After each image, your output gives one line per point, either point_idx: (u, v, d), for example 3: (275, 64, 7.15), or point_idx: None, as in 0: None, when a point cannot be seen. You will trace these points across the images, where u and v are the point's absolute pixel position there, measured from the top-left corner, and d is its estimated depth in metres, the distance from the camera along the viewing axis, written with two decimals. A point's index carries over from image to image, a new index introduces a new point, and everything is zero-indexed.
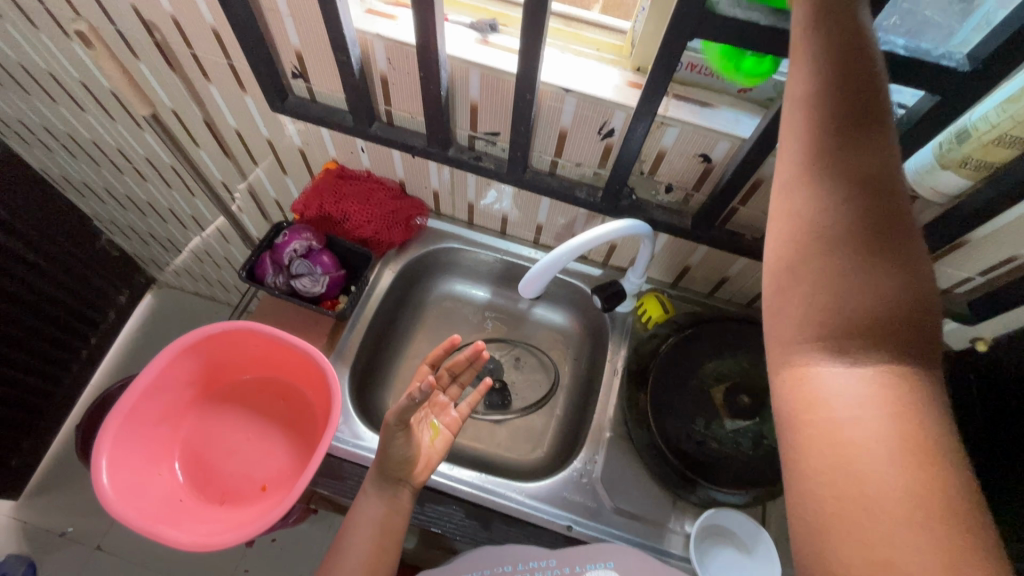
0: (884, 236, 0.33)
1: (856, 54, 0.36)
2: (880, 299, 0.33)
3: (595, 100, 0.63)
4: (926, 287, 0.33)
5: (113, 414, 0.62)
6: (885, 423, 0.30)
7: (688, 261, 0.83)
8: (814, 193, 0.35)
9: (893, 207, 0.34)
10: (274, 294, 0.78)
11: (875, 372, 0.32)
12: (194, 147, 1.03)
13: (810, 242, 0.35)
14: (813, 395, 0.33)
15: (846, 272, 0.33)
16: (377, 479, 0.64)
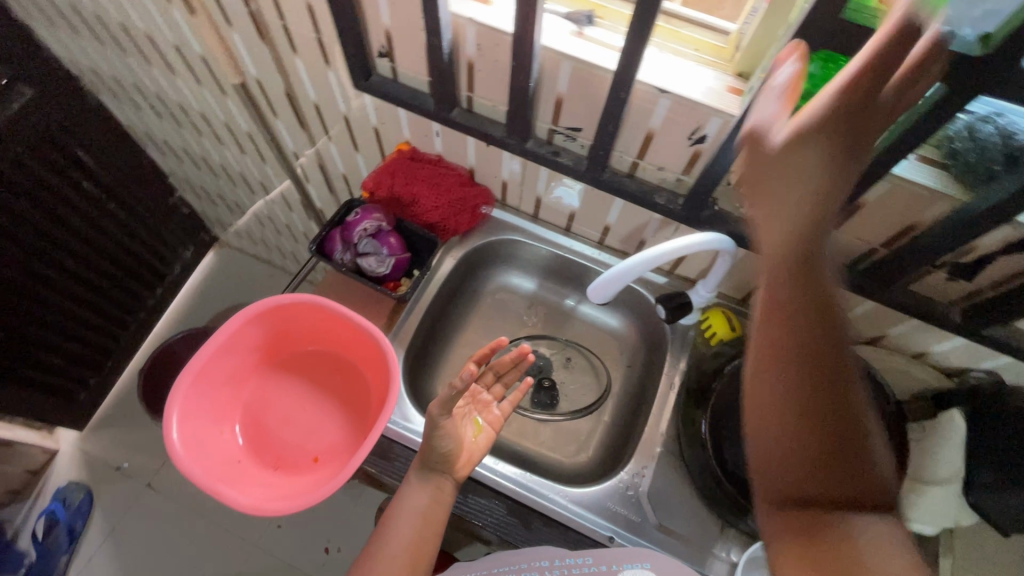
0: (828, 409, 0.45)
1: (811, 262, 0.45)
2: (831, 450, 0.45)
3: (690, 104, 0.60)
4: (863, 443, 0.45)
5: (185, 373, 0.65)
6: (850, 541, 0.42)
7: (762, 280, 0.80)
8: (778, 382, 0.46)
9: (836, 380, 0.46)
10: (340, 270, 0.80)
11: (830, 504, 0.44)
12: (272, 117, 1.05)
13: (774, 416, 0.46)
14: (794, 526, 0.45)
15: (805, 438, 0.45)
16: (421, 470, 0.66)
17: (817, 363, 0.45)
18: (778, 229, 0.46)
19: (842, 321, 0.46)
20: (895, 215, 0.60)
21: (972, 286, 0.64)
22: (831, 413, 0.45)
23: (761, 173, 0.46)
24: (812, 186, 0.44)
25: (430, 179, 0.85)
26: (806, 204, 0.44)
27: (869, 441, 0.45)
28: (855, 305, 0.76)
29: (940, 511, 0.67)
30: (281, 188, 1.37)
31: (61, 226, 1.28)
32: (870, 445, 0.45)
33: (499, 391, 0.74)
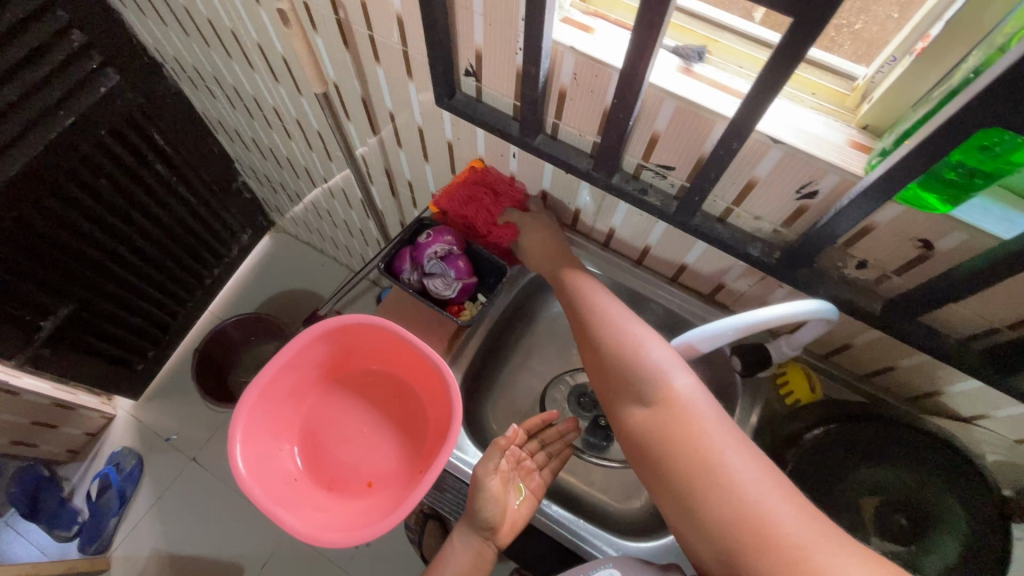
0: (605, 340, 0.65)
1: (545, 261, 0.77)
2: (619, 363, 0.63)
3: (806, 158, 0.54)
4: (635, 347, 0.63)
5: (250, 390, 0.64)
6: (667, 412, 0.57)
7: (851, 340, 0.74)
8: (581, 347, 0.68)
9: (602, 322, 0.67)
10: (405, 290, 0.79)
11: (641, 397, 0.59)
12: (345, 119, 1.05)
13: (591, 371, 0.66)
14: (638, 429, 0.58)
15: (606, 371, 0.64)
16: (465, 535, 0.67)
17: (581, 322, 0.69)
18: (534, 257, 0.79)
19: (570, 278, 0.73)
20: None
21: None
22: (596, 343, 0.66)
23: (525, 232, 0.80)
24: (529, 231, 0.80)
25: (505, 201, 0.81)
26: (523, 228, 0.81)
27: (640, 343, 0.63)
28: (958, 382, 0.68)
29: None
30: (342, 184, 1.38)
31: (133, 204, 1.32)
32: (640, 344, 0.63)
33: (543, 459, 0.73)
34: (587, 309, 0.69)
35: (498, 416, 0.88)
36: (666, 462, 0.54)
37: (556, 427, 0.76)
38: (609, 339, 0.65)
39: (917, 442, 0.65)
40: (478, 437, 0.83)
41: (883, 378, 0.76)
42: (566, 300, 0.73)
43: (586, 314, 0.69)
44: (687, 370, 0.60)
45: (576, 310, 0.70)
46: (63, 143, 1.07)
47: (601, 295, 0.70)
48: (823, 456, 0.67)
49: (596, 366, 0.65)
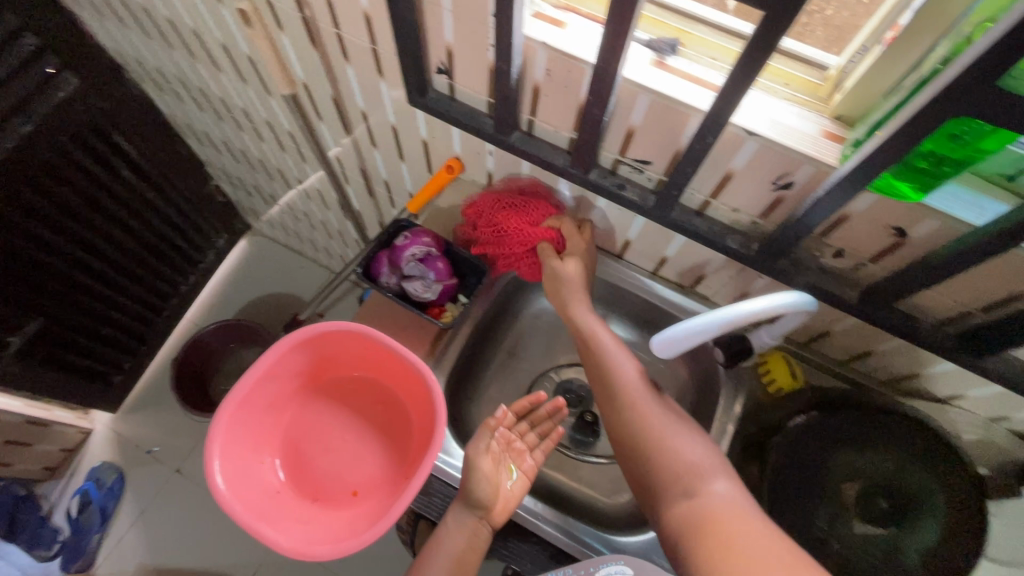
0: (650, 428, 0.65)
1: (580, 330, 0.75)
2: (666, 453, 0.62)
3: (781, 150, 0.54)
4: (676, 437, 0.63)
5: (227, 405, 0.63)
6: (706, 503, 0.56)
7: (830, 328, 0.75)
8: (619, 425, 0.67)
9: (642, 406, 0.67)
10: (384, 294, 0.77)
11: (681, 487, 0.59)
12: (316, 120, 1.02)
13: (630, 453, 0.65)
14: (683, 517, 0.57)
15: (648, 455, 0.63)
16: (461, 515, 0.66)
17: (618, 402, 0.68)
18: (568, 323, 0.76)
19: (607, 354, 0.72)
20: (1005, 282, 0.54)
21: None
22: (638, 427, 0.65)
23: (557, 291, 0.77)
24: (562, 291, 0.76)
25: (533, 219, 0.75)
26: (556, 283, 0.76)
27: (683, 436, 0.63)
28: (934, 365, 0.70)
29: None
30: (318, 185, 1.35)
31: (100, 212, 1.27)
32: (682, 436, 0.63)
33: (534, 440, 0.73)
34: (627, 391, 0.68)
35: (484, 416, 0.87)
36: (699, 551, 0.53)
37: (544, 407, 0.75)
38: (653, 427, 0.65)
39: (894, 425, 0.66)
40: (465, 438, 0.83)
41: (862, 363, 0.77)
42: (597, 372, 0.71)
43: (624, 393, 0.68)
44: (727, 474, 0.59)
45: (613, 389, 0.69)
46: (20, 152, 1.02)
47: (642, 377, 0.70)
48: (806, 442, 0.67)
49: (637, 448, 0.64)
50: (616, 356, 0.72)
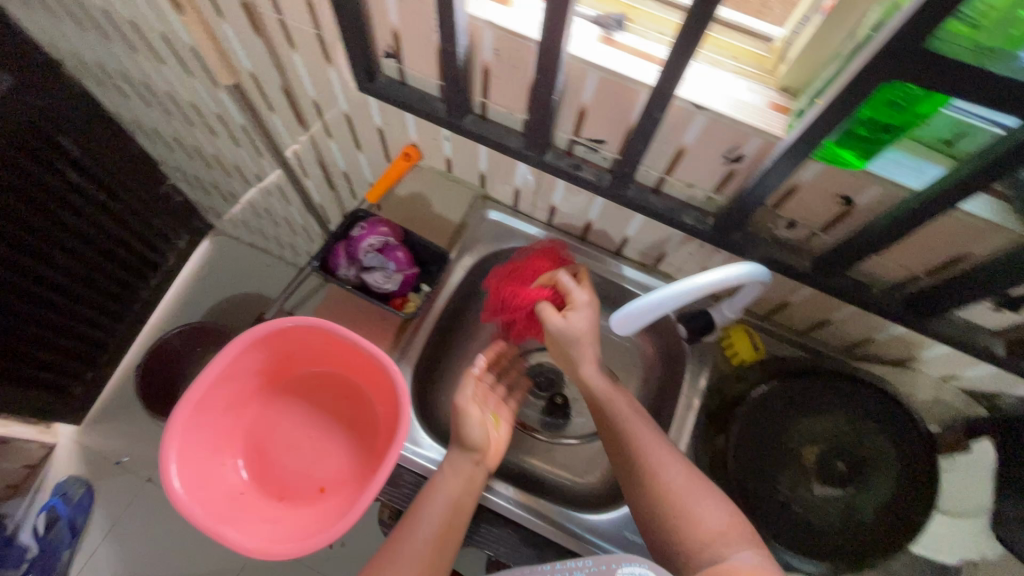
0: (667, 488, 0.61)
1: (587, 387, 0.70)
2: (687, 517, 0.59)
3: (729, 122, 0.55)
4: (696, 498, 0.60)
5: (181, 408, 0.61)
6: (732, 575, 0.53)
7: (788, 299, 0.76)
8: (634, 488, 0.63)
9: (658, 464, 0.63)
10: (343, 286, 0.75)
11: (706, 556, 0.56)
12: (268, 112, 0.99)
13: (647, 518, 0.61)
14: None
15: (668, 520, 0.59)
16: (460, 458, 0.67)
17: (631, 461, 0.64)
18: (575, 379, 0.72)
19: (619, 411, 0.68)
20: (947, 244, 0.56)
21: (1020, 319, 0.60)
22: (655, 489, 0.61)
23: (559, 346, 0.73)
24: (565, 346, 0.72)
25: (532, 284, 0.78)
26: (560, 341, 0.72)
27: (704, 496, 0.60)
28: (887, 330, 0.72)
29: (955, 543, 0.67)
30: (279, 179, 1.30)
31: (48, 218, 1.21)
32: (703, 496, 0.60)
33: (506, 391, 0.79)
34: (642, 452, 0.64)
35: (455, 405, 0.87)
36: None
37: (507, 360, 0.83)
38: (672, 487, 0.61)
39: (848, 388, 0.68)
40: (435, 428, 0.82)
41: (820, 332, 0.79)
42: (611, 438, 0.68)
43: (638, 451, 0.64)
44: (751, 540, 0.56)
45: (625, 447, 0.66)
46: None
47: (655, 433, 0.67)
48: (766, 411, 0.69)
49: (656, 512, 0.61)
50: (631, 420, 0.67)
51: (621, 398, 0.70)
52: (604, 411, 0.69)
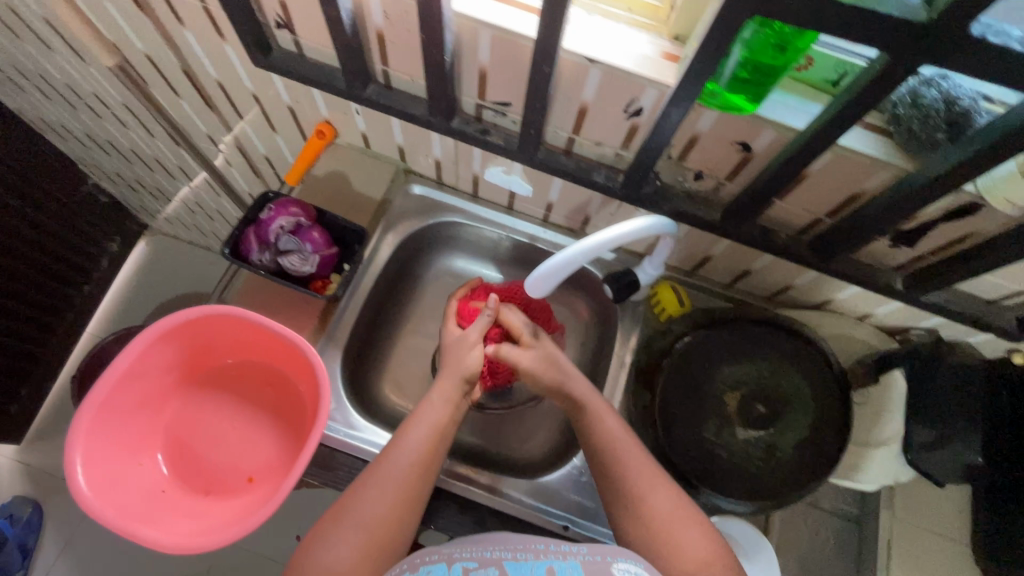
0: (654, 513, 0.57)
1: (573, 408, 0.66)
2: (675, 546, 0.55)
3: (622, 74, 0.54)
4: (682, 526, 0.56)
5: (84, 408, 0.58)
6: None
7: (710, 252, 0.77)
8: (621, 509, 0.59)
9: (644, 487, 0.59)
10: (258, 273, 0.73)
11: None
12: (173, 97, 0.93)
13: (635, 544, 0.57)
14: None
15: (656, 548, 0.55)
16: (452, 387, 0.68)
17: (616, 482, 0.60)
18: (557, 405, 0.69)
19: (607, 429, 0.63)
20: (839, 185, 0.57)
21: (915, 252, 0.62)
22: (642, 516, 0.57)
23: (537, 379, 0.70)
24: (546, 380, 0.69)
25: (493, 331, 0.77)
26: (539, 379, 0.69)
27: (692, 524, 0.56)
28: (802, 275, 0.74)
29: (871, 469, 0.72)
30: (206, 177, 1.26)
31: None
32: (691, 524, 0.56)
33: None
34: (630, 473, 0.60)
35: (394, 384, 0.87)
36: None
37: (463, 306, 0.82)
38: (659, 517, 0.57)
39: (765, 333, 0.71)
40: (372, 409, 0.82)
41: (743, 283, 0.82)
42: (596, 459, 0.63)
43: (625, 471, 0.60)
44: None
45: (608, 467, 0.61)
46: None
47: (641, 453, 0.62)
48: (688, 362, 0.71)
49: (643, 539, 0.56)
50: (619, 440, 0.62)
51: (604, 411, 0.65)
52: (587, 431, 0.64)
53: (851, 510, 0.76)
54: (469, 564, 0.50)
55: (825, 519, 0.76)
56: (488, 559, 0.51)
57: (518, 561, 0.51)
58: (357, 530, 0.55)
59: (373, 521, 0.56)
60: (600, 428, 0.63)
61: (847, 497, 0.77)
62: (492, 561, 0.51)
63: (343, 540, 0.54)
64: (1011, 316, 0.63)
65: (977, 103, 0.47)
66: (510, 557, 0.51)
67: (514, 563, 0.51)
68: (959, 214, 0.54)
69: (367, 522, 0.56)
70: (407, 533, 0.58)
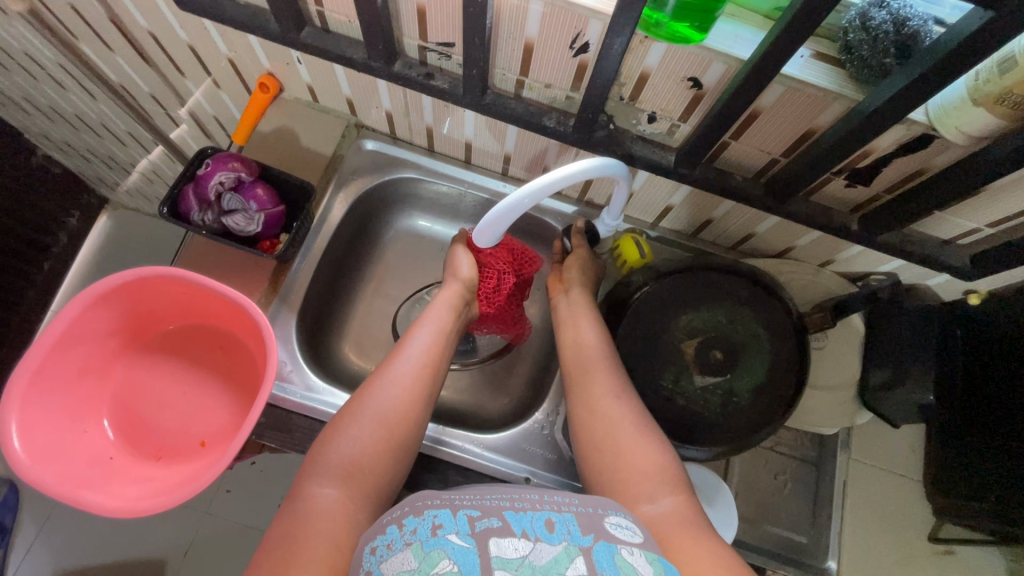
0: (620, 425, 0.61)
1: (568, 319, 0.73)
2: (641, 448, 0.59)
3: (564, 5, 0.50)
4: (651, 443, 0.59)
5: (15, 377, 0.58)
6: (676, 517, 0.52)
7: (670, 202, 0.76)
8: (593, 406, 0.63)
9: (620, 389, 0.64)
10: (201, 234, 0.70)
11: (659, 494, 0.55)
12: (105, 54, 0.86)
13: (600, 444, 0.61)
14: (656, 526, 0.51)
15: (621, 448, 0.59)
16: (448, 298, 0.74)
17: (584, 384, 0.65)
18: (564, 307, 0.75)
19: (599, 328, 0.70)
20: (792, 121, 0.55)
21: (871, 191, 0.61)
22: (614, 413, 0.62)
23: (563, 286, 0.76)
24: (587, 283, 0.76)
25: (500, 266, 0.77)
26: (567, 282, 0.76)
27: (660, 436, 0.60)
28: (762, 222, 0.73)
29: (829, 412, 0.75)
30: (162, 147, 1.15)
31: None
32: (660, 434, 0.61)
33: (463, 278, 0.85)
34: (598, 385, 0.64)
35: (354, 346, 0.86)
36: (674, 546, 0.49)
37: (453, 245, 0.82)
38: (632, 420, 0.61)
39: (727, 282, 0.70)
40: (331, 371, 0.81)
41: (707, 232, 0.80)
42: (576, 393, 0.66)
43: (597, 383, 0.65)
44: (686, 489, 0.56)
45: (583, 368, 0.66)
46: None
47: (618, 368, 0.66)
48: (647, 311, 0.70)
49: (605, 448, 0.60)
50: (596, 365, 0.66)
51: (585, 320, 0.71)
52: (572, 347, 0.69)
53: (810, 453, 0.78)
54: (473, 513, 0.43)
55: (782, 462, 0.77)
56: (491, 508, 0.44)
57: (520, 510, 0.44)
58: (371, 424, 0.60)
59: (385, 415, 0.61)
60: (588, 335, 0.69)
61: (807, 440, 0.78)
62: (494, 509, 0.44)
63: (360, 433, 0.59)
64: (966, 255, 0.63)
65: (928, 24, 0.45)
66: (511, 506, 0.44)
67: (515, 512, 0.43)
68: (911, 148, 0.53)
69: (379, 416, 0.61)
70: (419, 425, 0.63)
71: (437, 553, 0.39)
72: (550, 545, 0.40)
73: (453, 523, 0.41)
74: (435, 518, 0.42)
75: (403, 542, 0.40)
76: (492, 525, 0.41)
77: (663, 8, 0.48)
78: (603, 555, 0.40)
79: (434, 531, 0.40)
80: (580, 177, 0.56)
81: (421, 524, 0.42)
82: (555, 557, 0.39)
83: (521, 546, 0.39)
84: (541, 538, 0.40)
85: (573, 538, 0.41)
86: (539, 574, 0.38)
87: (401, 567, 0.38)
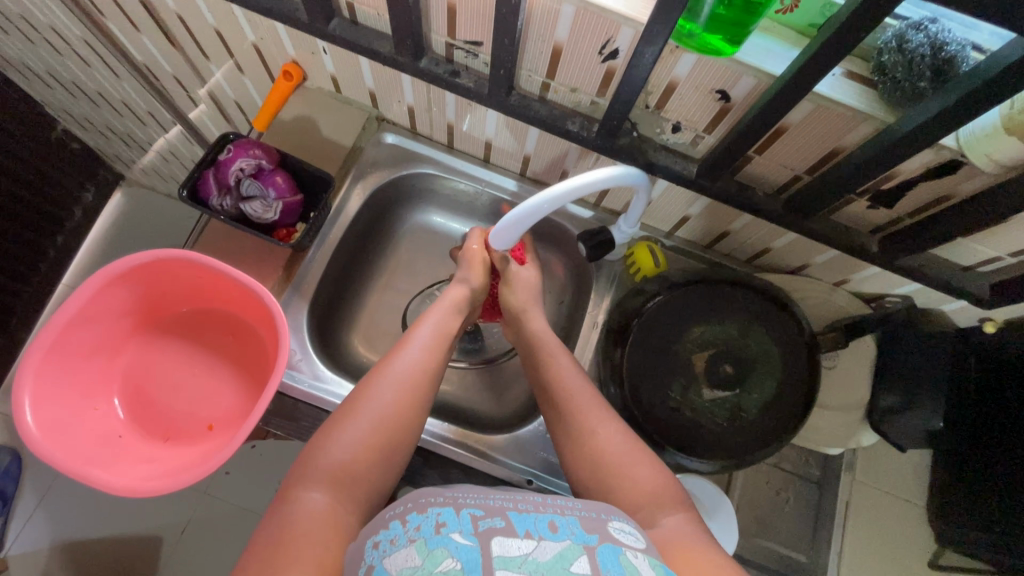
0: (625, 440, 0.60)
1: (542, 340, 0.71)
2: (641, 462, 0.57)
3: (596, 10, 0.49)
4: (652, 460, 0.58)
5: (31, 350, 0.58)
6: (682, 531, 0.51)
7: (688, 212, 0.75)
8: None
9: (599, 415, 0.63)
10: (218, 218, 0.70)
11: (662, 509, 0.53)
12: (133, 33, 0.86)
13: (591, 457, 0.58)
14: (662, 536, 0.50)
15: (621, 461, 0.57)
16: (450, 300, 0.74)
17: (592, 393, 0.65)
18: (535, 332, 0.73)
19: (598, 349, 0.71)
20: (818, 139, 0.55)
21: (893, 214, 0.61)
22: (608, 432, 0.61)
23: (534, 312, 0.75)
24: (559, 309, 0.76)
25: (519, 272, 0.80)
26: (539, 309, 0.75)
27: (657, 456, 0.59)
28: (781, 237, 0.72)
29: (837, 433, 0.74)
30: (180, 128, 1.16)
31: None
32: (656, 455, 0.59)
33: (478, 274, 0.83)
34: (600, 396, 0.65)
35: (363, 338, 0.86)
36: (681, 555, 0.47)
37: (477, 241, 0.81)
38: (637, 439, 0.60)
39: (745, 297, 0.70)
40: (339, 363, 0.81)
41: (723, 245, 0.80)
42: None
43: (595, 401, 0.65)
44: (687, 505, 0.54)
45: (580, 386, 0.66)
46: None
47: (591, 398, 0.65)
48: (659, 320, 0.70)
49: None
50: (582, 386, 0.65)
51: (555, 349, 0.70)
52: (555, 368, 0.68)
53: (813, 473, 0.77)
54: (475, 512, 0.43)
55: (784, 479, 0.77)
56: (494, 508, 0.44)
57: (522, 512, 0.44)
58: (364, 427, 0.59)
59: (379, 418, 0.60)
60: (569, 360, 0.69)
61: (812, 459, 0.78)
62: (497, 509, 0.44)
63: (354, 436, 0.58)
64: (986, 282, 0.62)
65: (965, 49, 0.45)
66: (514, 507, 0.44)
67: (519, 513, 0.44)
68: (942, 172, 0.52)
69: (375, 419, 0.60)
70: (415, 429, 0.62)
71: (440, 552, 0.39)
72: (553, 543, 0.40)
73: (456, 522, 0.42)
74: (437, 517, 0.42)
75: (406, 539, 0.40)
76: (495, 525, 0.42)
77: (697, 20, 0.47)
78: (608, 557, 0.40)
79: (436, 530, 0.41)
80: (602, 185, 0.56)
81: (423, 521, 0.42)
82: (559, 553, 0.39)
83: (524, 544, 0.40)
84: (545, 537, 0.41)
85: (577, 537, 0.41)
86: (542, 570, 0.38)
87: (404, 563, 0.38)
